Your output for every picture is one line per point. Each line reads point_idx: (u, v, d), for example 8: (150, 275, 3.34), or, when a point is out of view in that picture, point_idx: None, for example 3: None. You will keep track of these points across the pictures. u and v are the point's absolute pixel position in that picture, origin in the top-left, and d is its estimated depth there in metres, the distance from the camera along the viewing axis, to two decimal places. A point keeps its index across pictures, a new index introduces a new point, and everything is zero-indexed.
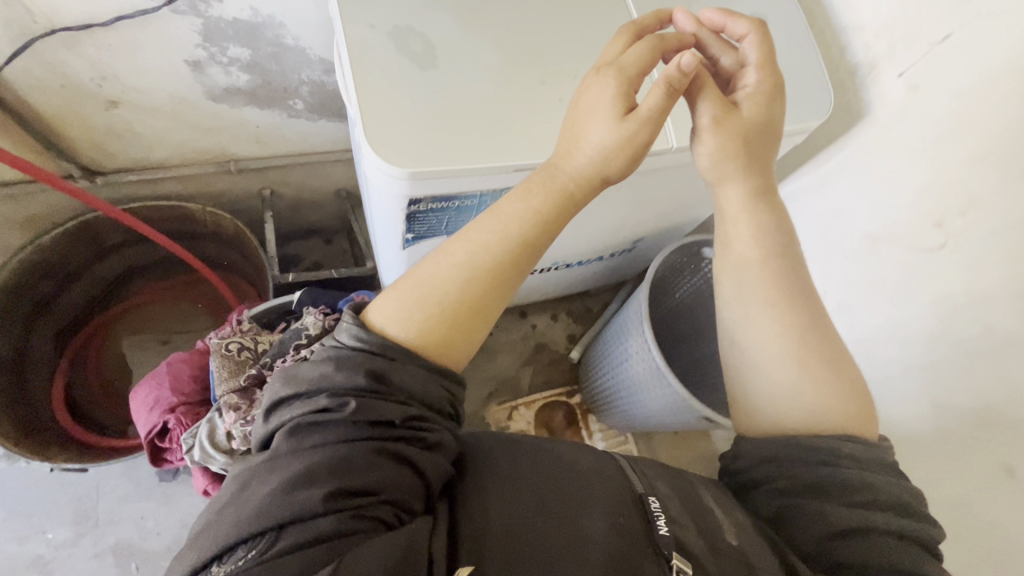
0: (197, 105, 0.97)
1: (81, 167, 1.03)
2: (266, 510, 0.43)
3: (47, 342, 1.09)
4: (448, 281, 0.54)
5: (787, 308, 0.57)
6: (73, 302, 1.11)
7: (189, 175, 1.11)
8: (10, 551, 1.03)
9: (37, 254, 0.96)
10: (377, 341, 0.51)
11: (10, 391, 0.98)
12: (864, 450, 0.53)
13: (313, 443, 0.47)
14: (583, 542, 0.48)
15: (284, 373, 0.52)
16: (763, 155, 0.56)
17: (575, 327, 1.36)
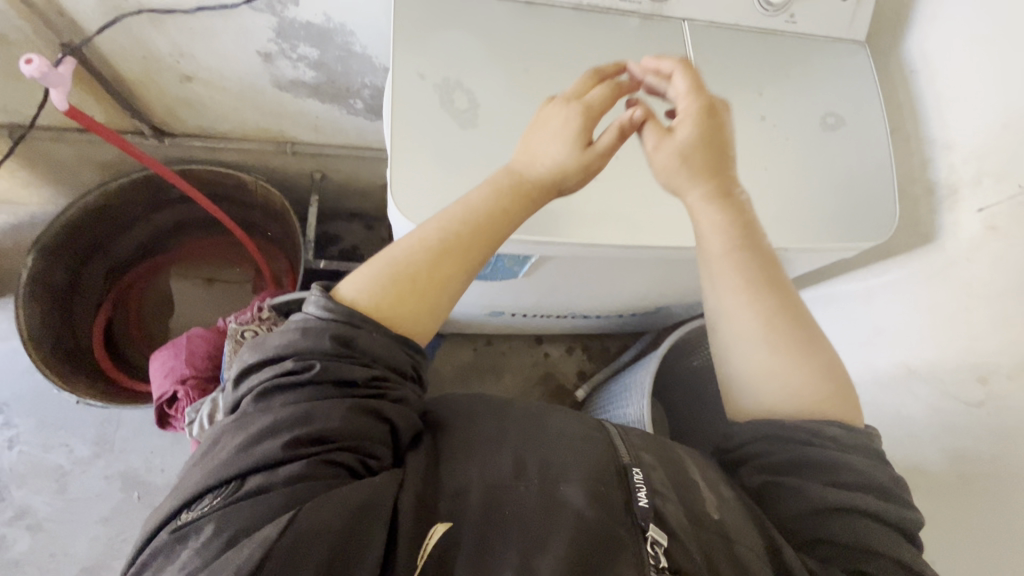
0: (264, 92, 0.97)
1: (151, 127, 1.04)
2: (232, 461, 0.43)
3: (98, 276, 1.18)
4: (408, 258, 0.53)
5: (767, 292, 0.57)
6: (126, 247, 1.21)
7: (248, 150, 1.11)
8: (36, 458, 1.13)
9: (99, 200, 1.04)
10: (342, 308, 0.49)
11: (58, 317, 1.07)
12: (847, 432, 0.54)
13: (281, 402, 0.46)
14: (557, 507, 0.47)
15: (258, 340, 0.51)
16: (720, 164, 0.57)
17: (588, 366, 1.27)
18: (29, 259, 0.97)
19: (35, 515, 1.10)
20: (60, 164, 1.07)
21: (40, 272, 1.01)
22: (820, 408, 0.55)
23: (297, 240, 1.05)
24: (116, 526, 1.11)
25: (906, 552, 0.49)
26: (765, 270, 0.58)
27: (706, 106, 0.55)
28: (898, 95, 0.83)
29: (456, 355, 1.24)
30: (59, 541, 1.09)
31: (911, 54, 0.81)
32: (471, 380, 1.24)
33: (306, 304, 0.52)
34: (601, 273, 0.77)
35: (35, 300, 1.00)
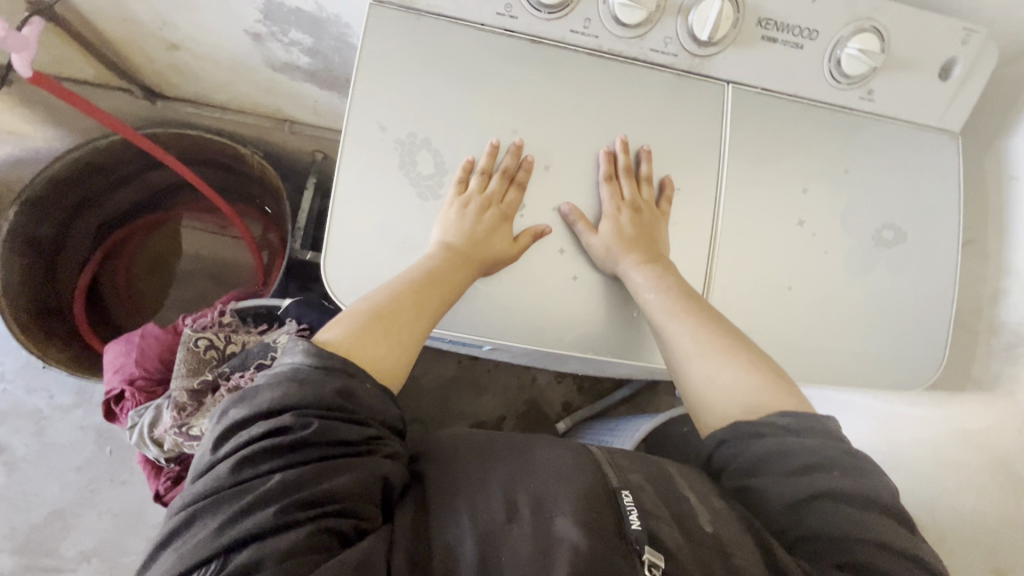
0: (257, 70, 0.93)
1: (142, 88, 1.01)
2: (223, 534, 0.40)
3: (87, 231, 1.14)
4: (346, 321, 0.53)
5: (695, 315, 0.59)
6: (116, 203, 1.17)
7: (244, 123, 1.09)
8: (19, 400, 1.08)
9: (94, 151, 0.99)
10: (335, 358, 0.48)
11: (40, 270, 1.04)
12: (799, 419, 0.51)
13: (265, 467, 0.43)
14: (550, 542, 0.42)
15: (240, 394, 0.47)
16: (651, 241, 0.63)
17: (574, 396, 1.21)
18: (12, 211, 0.92)
19: (12, 454, 1.07)
20: (48, 112, 1.04)
21: (23, 225, 0.97)
22: (762, 402, 0.53)
23: (288, 222, 1.02)
24: (88, 475, 1.07)
25: (893, 536, 0.45)
26: (685, 292, 0.61)
27: (636, 197, 0.63)
28: (987, 206, 0.70)
29: (439, 368, 1.18)
30: (32, 483, 1.06)
31: (1012, 154, 0.67)
32: (451, 395, 1.17)
33: (291, 351, 0.49)
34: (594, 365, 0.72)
35: (13, 254, 0.96)
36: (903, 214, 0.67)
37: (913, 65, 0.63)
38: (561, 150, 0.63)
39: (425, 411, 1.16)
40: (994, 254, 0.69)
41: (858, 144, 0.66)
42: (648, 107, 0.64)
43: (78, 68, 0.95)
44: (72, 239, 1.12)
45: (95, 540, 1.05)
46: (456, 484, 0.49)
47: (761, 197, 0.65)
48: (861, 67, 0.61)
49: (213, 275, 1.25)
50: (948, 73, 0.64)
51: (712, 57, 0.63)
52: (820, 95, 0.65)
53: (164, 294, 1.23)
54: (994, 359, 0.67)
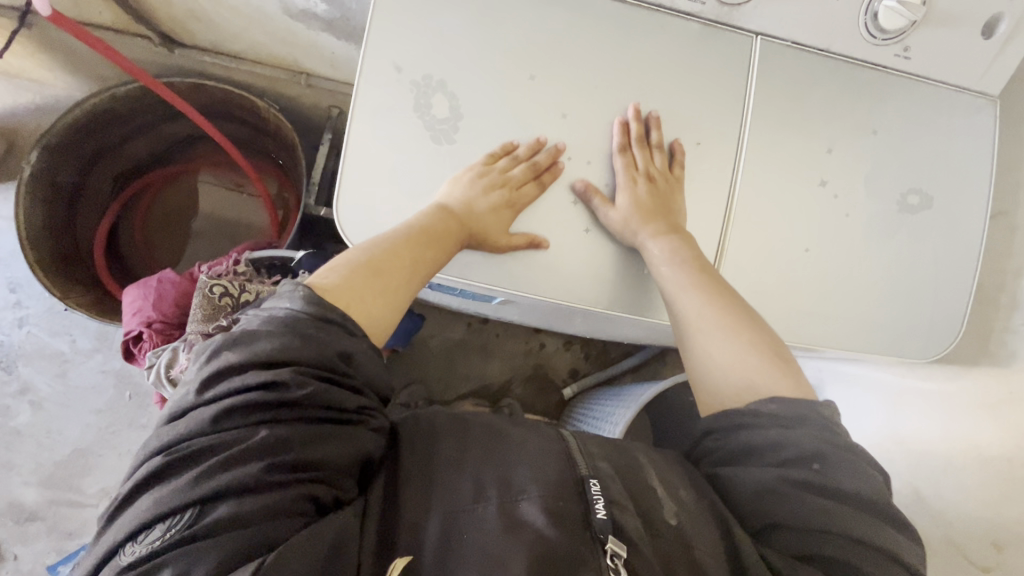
0: (274, 17, 0.87)
1: (160, 35, 0.97)
2: (203, 484, 0.39)
3: (107, 180, 1.17)
4: (338, 269, 0.50)
5: (702, 283, 0.55)
6: (135, 152, 1.18)
7: (262, 77, 1.04)
8: (43, 341, 1.15)
9: (108, 101, 0.99)
10: (338, 313, 0.46)
11: (62, 216, 1.08)
12: (784, 407, 0.48)
13: (254, 422, 0.42)
14: (515, 527, 0.43)
15: (233, 336, 0.44)
16: (667, 209, 0.58)
17: (581, 363, 1.20)
18: (31, 155, 0.95)
19: (37, 393, 1.14)
20: (68, 54, 1.03)
21: (43, 171, 0.99)
22: (758, 383, 0.51)
23: (303, 178, 1.01)
24: (107, 419, 1.15)
25: (862, 528, 0.42)
26: (693, 259, 0.57)
27: (653, 164, 0.58)
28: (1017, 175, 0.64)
29: (446, 330, 1.17)
30: (55, 422, 1.14)
31: None
32: (457, 357, 1.17)
33: (290, 297, 0.46)
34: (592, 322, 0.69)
35: (35, 200, 0.99)
36: (931, 179, 0.61)
37: (963, 17, 0.56)
38: (581, 98, 0.57)
39: (432, 372, 1.16)
40: (1023, 227, 0.62)
41: (901, 104, 0.60)
42: (672, 61, 0.57)
43: (96, 10, 0.91)
44: (92, 187, 1.15)
45: (116, 479, 1.13)
46: (432, 463, 0.49)
47: (779, 163, 0.59)
48: (898, 22, 0.54)
49: (226, 230, 1.27)
50: (992, 31, 0.57)
51: (742, 6, 0.56)
52: (868, 53, 0.57)
53: (178, 247, 1.26)
54: (1011, 333, 0.61)
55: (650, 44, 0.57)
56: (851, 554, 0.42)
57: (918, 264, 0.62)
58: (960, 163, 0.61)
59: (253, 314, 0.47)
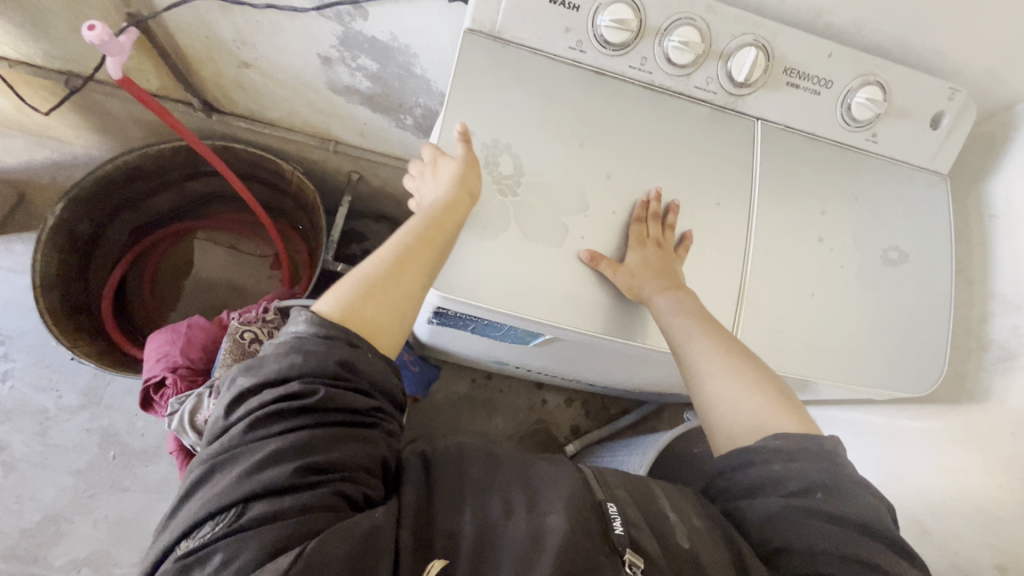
0: (318, 90, 0.96)
1: (202, 102, 1.04)
2: (238, 486, 0.40)
3: (123, 231, 1.20)
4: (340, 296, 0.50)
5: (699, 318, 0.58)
6: (155, 207, 1.22)
7: (293, 142, 1.12)
8: (27, 397, 1.12)
9: (141, 157, 1.04)
10: (338, 329, 0.46)
11: (76, 265, 1.09)
12: (790, 441, 0.49)
13: (276, 429, 0.43)
14: (542, 536, 0.43)
15: (248, 362, 0.46)
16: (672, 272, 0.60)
17: (583, 421, 1.21)
18: (58, 207, 0.98)
19: (12, 453, 1.09)
20: (109, 116, 1.10)
21: (65, 222, 1.02)
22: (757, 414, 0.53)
23: (323, 235, 1.06)
24: (86, 481, 1.09)
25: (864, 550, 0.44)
26: (686, 298, 0.59)
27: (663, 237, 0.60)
28: (970, 238, 0.71)
29: (452, 385, 1.18)
30: (27, 486, 1.07)
31: (992, 198, 0.69)
32: (462, 412, 1.17)
33: (297, 317, 0.48)
34: (617, 362, 0.72)
35: (54, 248, 1.01)
36: (906, 238, 0.67)
37: (918, 111, 0.65)
38: (619, 161, 0.61)
39: (435, 430, 1.15)
40: (980, 283, 0.69)
41: (887, 183, 0.68)
42: (691, 139, 0.63)
43: (146, 78, 0.99)
44: (109, 238, 1.18)
45: (87, 550, 1.05)
46: (463, 481, 0.49)
47: (778, 218, 0.64)
48: (868, 114, 0.63)
49: (234, 285, 1.29)
50: (937, 124, 0.67)
51: (744, 97, 0.64)
52: (853, 140, 0.66)
53: (184, 299, 1.27)
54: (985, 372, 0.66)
55: (669, 124, 0.63)
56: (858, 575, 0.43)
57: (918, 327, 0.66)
58: (942, 233, 0.68)
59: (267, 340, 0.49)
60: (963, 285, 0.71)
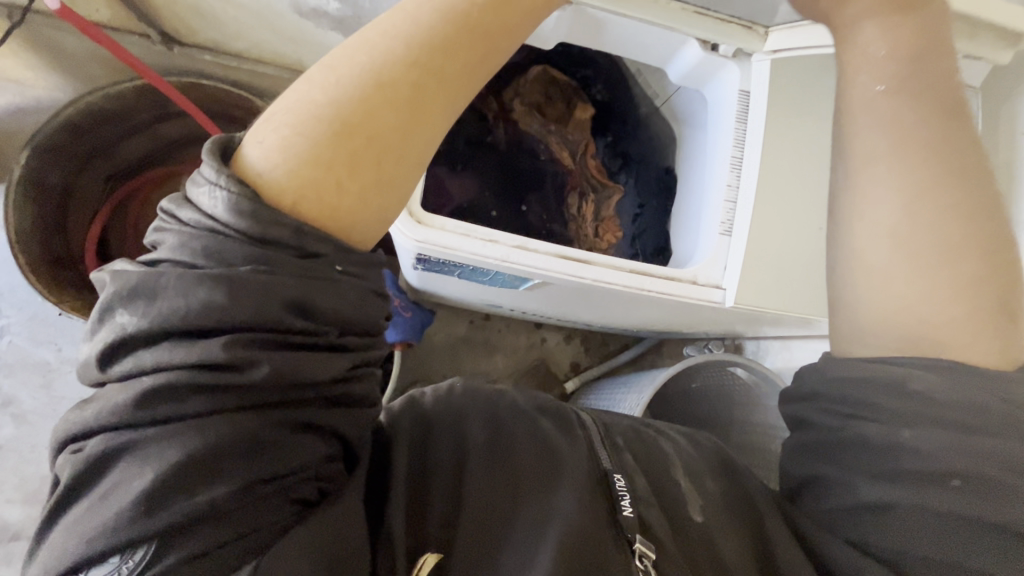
0: (283, 14, 0.88)
1: (161, 33, 0.96)
2: (155, 497, 0.31)
3: (99, 179, 1.15)
4: (320, 129, 0.37)
5: (954, 218, 0.45)
6: (128, 152, 1.16)
7: (265, 75, 1.06)
8: (27, 351, 1.11)
9: (105, 100, 0.97)
10: (280, 229, 0.34)
11: (53, 217, 1.05)
12: (941, 378, 0.42)
13: (198, 412, 0.33)
14: (549, 519, 0.43)
15: (132, 287, 0.33)
16: (959, 165, 0.46)
17: (583, 358, 1.21)
18: (21, 155, 0.92)
19: (20, 406, 1.10)
20: (64, 52, 1.01)
21: (34, 172, 0.97)
22: (947, 346, 0.44)
23: None
24: None
25: (972, 560, 0.40)
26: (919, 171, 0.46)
27: None
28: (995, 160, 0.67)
29: (449, 328, 1.17)
30: (41, 435, 1.10)
31: None
32: (461, 354, 1.17)
33: (210, 203, 0.34)
34: (610, 304, 0.71)
35: (25, 200, 0.97)
36: None
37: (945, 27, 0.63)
38: None
39: (436, 371, 1.15)
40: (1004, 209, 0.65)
41: None
42: None
43: (94, 7, 0.90)
44: (84, 187, 1.13)
45: None
46: (464, 446, 0.46)
47: None
48: None
49: None
50: None
51: None
52: None
53: None
54: None
55: None
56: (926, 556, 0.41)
57: None
58: None
59: (161, 233, 0.36)
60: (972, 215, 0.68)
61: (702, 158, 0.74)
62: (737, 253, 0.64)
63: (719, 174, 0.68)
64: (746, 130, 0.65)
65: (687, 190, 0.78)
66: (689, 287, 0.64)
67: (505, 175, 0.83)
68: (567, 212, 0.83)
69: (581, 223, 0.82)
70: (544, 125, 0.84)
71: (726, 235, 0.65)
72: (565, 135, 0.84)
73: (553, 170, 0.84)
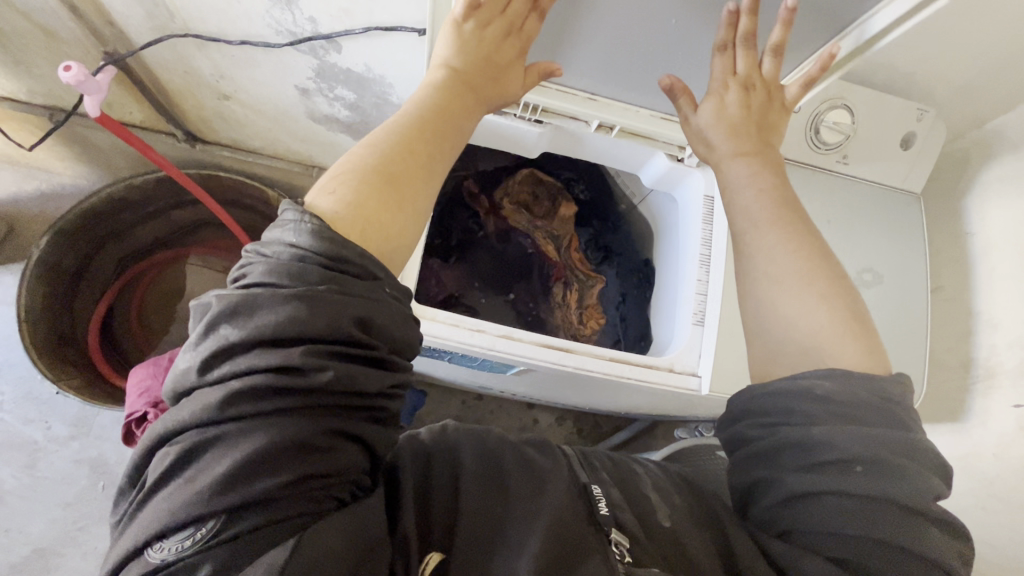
0: (298, 119, 1.00)
1: (185, 132, 1.07)
2: (229, 485, 0.33)
3: (109, 261, 1.20)
4: (374, 169, 0.45)
5: (806, 253, 0.54)
6: (141, 236, 1.23)
7: (276, 168, 1.16)
8: (12, 430, 1.08)
9: (126, 189, 1.05)
10: (348, 252, 0.38)
11: (62, 296, 1.09)
12: (839, 386, 0.45)
13: (276, 409, 0.35)
14: (532, 517, 0.44)
15: (233, 304, 0.36)
16: (795, 211, 0.58)
17: (575, 438, 1.21)
18: (43, 240, 0.98)
19: None
20: (94, 147, 1.11)
21: (51, 254, 1.02)
22: (825, 349, 0.49)
23: None
24: (75, 513, 1.06)
25: None
26: (774, 216, 0.57)
27: (710, 123, 0.62)
28: (947, 255, 0.82)
29: (442, 408, 1.18)
30: (17, 519, 1.05)
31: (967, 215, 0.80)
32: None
33: (295, 236, 0.39)
34: (593, 388, 0.75)
35: (39, 281, 1.01)
36: (882, 261, 0.77)
37: (885, 144, 0.76)
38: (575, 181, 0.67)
39: None
40: (957, 299, 0.79)
41: (844, 202, 0.78)
42: None
43: (127, 111, 1.01)
44: (95, 268, 1.18)
45: None
46: (458, 468, 0.47)
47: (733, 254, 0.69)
48: (837, 136, 0.74)
49: None
50: (908, 143, 0.78)
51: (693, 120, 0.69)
52: (802, 155, 0.77)
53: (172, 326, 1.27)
54: (970, 392, 0.76)
55: None
56: (866, 548, 0.41)
57: (910, 356, 0.74)
58: (908, 250, 0.78)
59: (246, 265, 0.39)
60: (915, 297, 0.76)
61: (675, 253, 0.82)
62: (710, 341, 0.71)
63: (689, 268, 0.76)
64: (712, 231, 0.74)
65: (662, 281, 0.85)
66: (667, 374, 0.69)
67: (499, 268, 0.91)
68: (552, 300, 0.90)
69: (566, 311, 0.88)
70: (532, 222, 0.93)
71: (699, 324, 0.72)
72: (551, 229, 0.94)
73: (540, 261, 0.92)
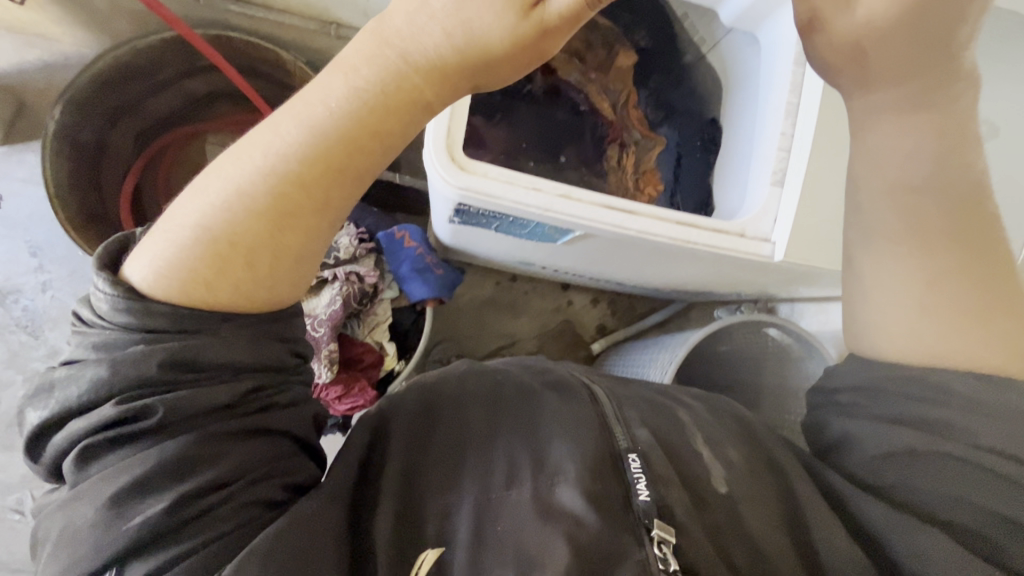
0: None
1: None
2: (103, 539, 0.35)
3: (127, 136, 1.15)
4: (209, 232, 0.40)
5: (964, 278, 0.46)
6: (156, 110, 1.15)
7: (289, 26, 1.01)
8: (68, 306, 1.15)
9: (130, 54, 0.95)
10: (152, 312, 0.38)
11: (84, 173, 1.06)
12: (990, 398, 0.43)
13: (121, 459, 0.37)
14: (555, 512, 0.42)
15: (49, 383, 0.39)
16: (946, 186, 0.47)
17: (610, 320, 1.18)
18: (55, 110, 0.94)
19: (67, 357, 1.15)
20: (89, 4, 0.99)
21: (66, 127, 0.98)
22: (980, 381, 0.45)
23: None
24: None
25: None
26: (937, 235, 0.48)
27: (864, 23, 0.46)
28: None
29: (475, 289, 1.15)
30: None
31: None
32: (485, 314, 1.15)
33: (96, 302, 0.39)
34: (648, 258, 0.69)
35: (59, 154, 0.99)
36: None
37: None
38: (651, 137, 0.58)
39: (461, 331, 1.15)
40: None
41: None
42: None
43: None
44: (113, 144, 1.13)
45: None
46: (465, 436, 0.47)
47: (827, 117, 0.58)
48: None
49: None
50: None
51: None
52: None
53: None
54: None
55: None
56: (980, 526, 0.41)
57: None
58: None
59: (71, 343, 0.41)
60: None
61: (752, 109, 0.69)
62: (791, 202, 0.60)
63: (770, 121, 0.64)
64: (804, 73, 0.61)
65: (734, 142, 0.74)
66: (737, 240, 0.61)
67: (544, 128, 0.77)
68: (606, 163, 0.78)
69: (621, 174, 0.77)
70: (584, 74, 0.80)
71: (778, 184, 0.62)
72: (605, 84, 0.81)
73: (592, 120, 0.79)
